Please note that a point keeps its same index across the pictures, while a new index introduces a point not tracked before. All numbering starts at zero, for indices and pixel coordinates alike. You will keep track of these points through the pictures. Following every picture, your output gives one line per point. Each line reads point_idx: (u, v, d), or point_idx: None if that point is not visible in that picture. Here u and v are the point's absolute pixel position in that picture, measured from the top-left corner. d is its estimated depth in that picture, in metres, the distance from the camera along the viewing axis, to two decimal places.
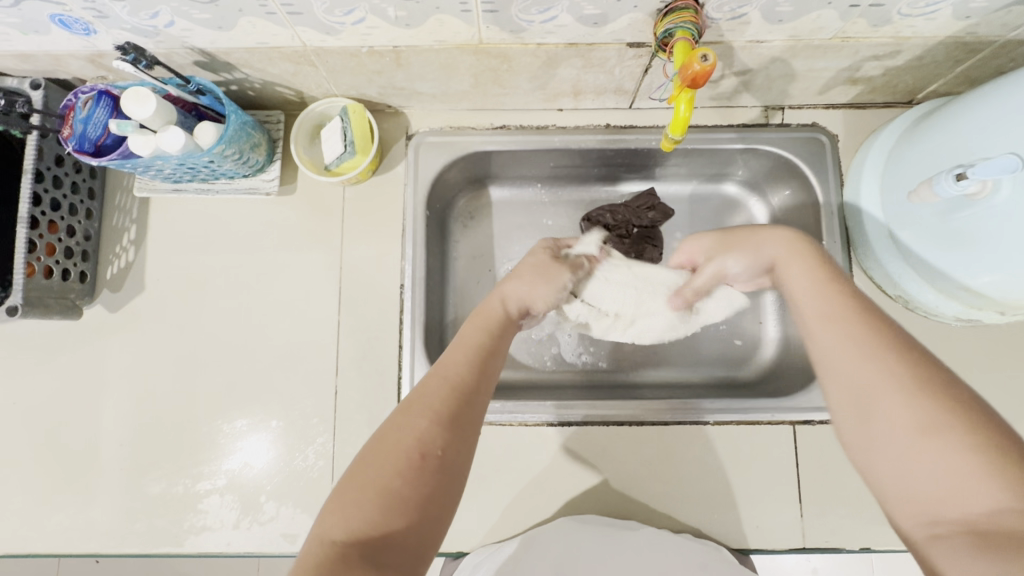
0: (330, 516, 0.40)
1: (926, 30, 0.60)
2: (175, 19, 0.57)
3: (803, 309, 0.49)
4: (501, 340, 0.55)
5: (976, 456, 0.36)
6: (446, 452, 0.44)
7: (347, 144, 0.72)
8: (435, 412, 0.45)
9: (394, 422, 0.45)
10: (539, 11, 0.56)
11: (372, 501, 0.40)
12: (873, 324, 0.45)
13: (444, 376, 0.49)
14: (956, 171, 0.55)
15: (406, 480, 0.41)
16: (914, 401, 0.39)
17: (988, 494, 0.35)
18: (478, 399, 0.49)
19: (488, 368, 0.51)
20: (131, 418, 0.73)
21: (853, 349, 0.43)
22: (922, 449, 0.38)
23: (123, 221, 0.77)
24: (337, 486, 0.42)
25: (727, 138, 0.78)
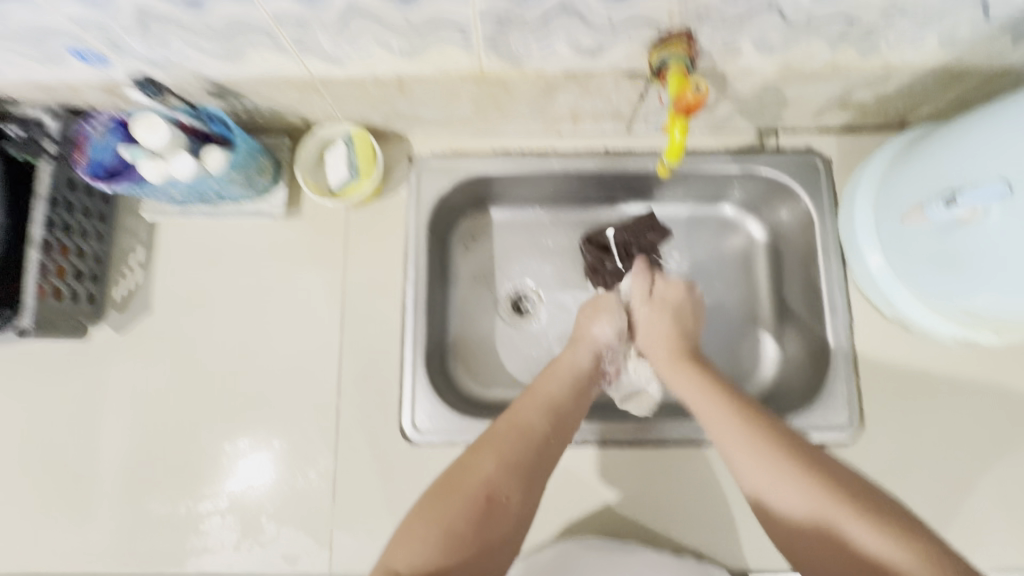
0: (400, 549, 0.50)
1: (914, 58, 0.62)
2: (187, 51, 0.59)
3: (703, 411, 0.64)
4: (571, 397, 0.66)
5: (862, 520, 0.50)
6: (509, 497, 0.55)
7: (352, 168, 0.76)
8: (504, 458, 0.57)
9: (467, 462, 0.57)
10: (538, 42, 0.58)
11: (434, 536, 0.51)
12: (761, 429, 0.59)
13: (517, 425, 0.60)
14: (946, 197, 0.56)
15: (469, 519, 0.52)
16: (798, 477, 0.55)
17: (879, 546, 0.48)
18: (548, 451, 0.60)
19: (560, 424, 0.63)
20: (135, 438, 0.74)
21: (746, 446, 0.58)
22: (836, 523, 0.51)
23: (132, 243, 0.79)
24: (405, 518, 0.53)
25: (723, 162, 0.80)
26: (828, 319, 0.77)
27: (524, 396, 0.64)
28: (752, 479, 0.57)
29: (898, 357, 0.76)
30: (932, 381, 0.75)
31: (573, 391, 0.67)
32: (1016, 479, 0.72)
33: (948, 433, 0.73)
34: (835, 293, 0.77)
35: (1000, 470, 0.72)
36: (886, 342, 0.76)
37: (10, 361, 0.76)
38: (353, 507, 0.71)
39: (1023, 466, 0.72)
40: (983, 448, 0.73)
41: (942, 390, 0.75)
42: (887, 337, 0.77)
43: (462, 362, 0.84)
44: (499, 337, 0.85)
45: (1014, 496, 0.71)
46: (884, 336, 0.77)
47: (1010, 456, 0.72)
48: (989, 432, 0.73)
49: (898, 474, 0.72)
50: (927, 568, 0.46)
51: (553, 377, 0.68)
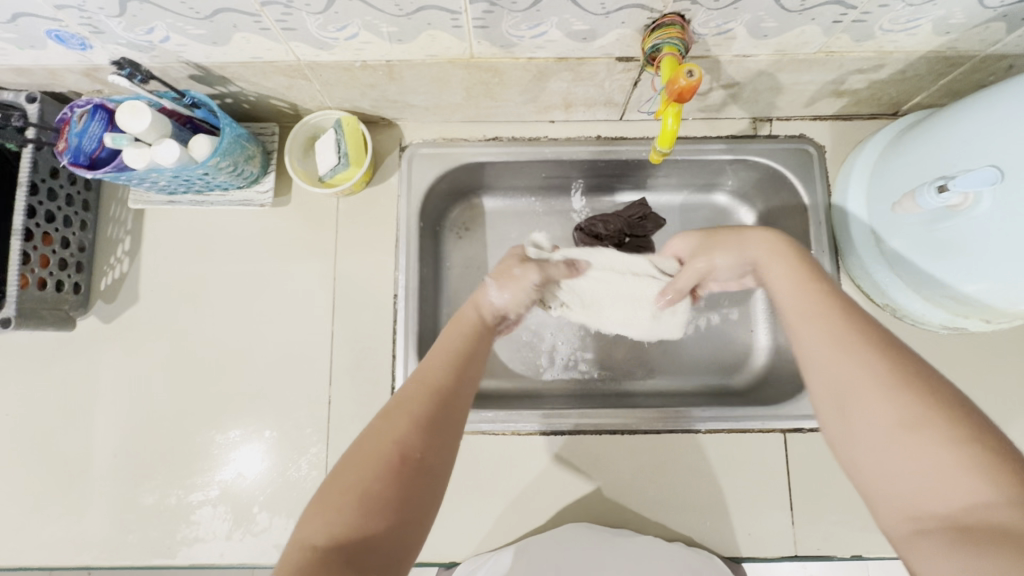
0: (313, 522, 0.40)
1: (908, 44, 0.62)
2: (170, 34, 0.57)
3: (788, 305, 0.50)
4: (478, 345, 0.55)
5: (964, 449, 0.36)
6: (426, 456, 0.44)
7: (341, 156, 0.73)
8: (414, 415, 0.45)
9: (372, 427, 0.45)
10: (528, 26, 0.57)
11: (350, 504, 0.40)
12: (856, 323, 0.45)
13: (421, 380, 0.49)
14: (938, 183, 0.56)
15: (385, 483, 0.41)
16: (902, 396, 0.39)
17: (966, 486, 0.35)
18: (460, 405, 0.49)
19: (469, 372, 0.51)
20: (124, 429, 0.73)
21: (834, 344, 0.44)
22: (907, 442, 0.38)
23: (118, 233, 0.77)
24: (316, 495, 0.42)
25: (716, 149, 0.80)
26: None
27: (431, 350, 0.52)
28: (837, 399, 0.42)
29: None
30: None
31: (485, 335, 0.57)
32: None
33: None
34: (828, 281, 0.77)
35: None
36: None
37: None
38: None
39: None
40: None
41: None
42: None
43: None
44: None
45: None
46: None
47: None
48: None
49: None
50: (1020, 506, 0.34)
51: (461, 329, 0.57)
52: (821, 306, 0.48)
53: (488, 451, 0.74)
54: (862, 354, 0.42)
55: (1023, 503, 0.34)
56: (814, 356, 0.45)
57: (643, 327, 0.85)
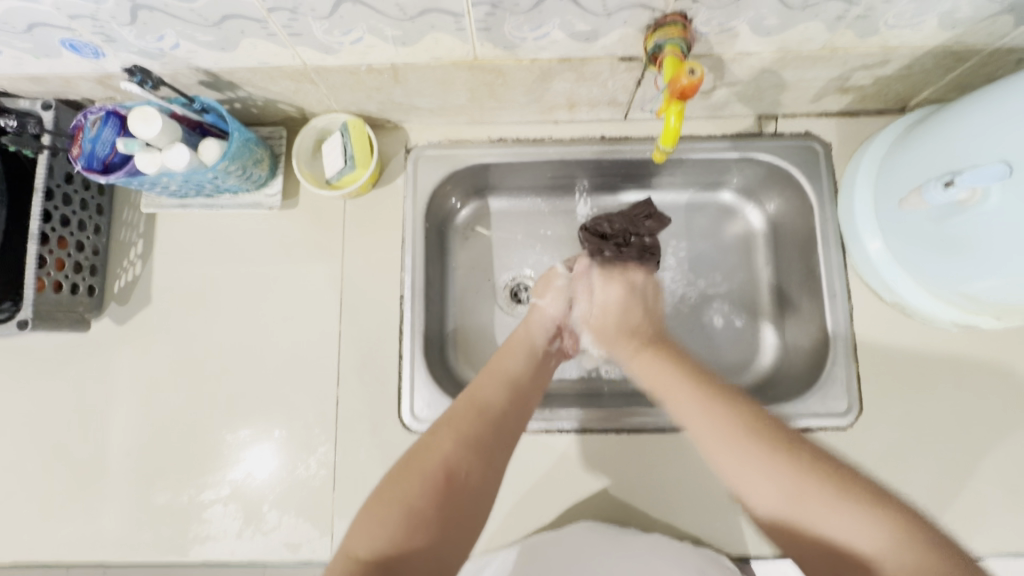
0: (360, 532, 0.47)
1: (914, 40, 0.61)
2: (180, 41, 0.59)
3: (677, 398, 0.62)
4: (529, 376, 0.66)
5: (852, 505, 0.47)
6: (469, 476, 0.52)
7: (348, 159, 0.74)
8: (465, 437, 0.54)
9: (423, 445, 0.53)
10: (531, 28, 0.57)
11: (398, 517, 0.47)
12: (729, 405, 0.58)
13: (474, 403, 0.58)
14: (945, 179, 0.56)
15: (428, 500, 0.49)
16: (776, 468, 0.51)
17: (869, 536, 0.45)
18: (505, 428, 0.58)
19: (514, 401, 0.61)
20: (137, 428, 0.75)
21: (718, 432, 0.56)
22: (806, 509, 0.49)
23: (130, 236, 0.79)
24: (368, 501, 0.50)
25: (720, 148, 0.80)
26: (826, 305, 0.76)
27: (481, 376, 0.63)
28: (731, 471, 0.54)
29: (897, 343, 0.76)
30: (932, 366, 0.75)
31: (530, 366, 0.68)
32: (1017, 461, 0.71)
33: (948, 418, 0.73)
34: (835, 279, 0.76)
35: (1000, 454, 0.72)
36: (885, 327, 0.76)
37: (13, 354, 0.76)
38: (353, 496, 0.72)
39: None
40: (984, 432, 0.72)
41: (942, 375, 0.74)
42: (887, 323, 0.76)
43: (461, 351, 0.84)
44: (498, 327, 0.85)
45: (1015, 481, 0.71)
46: (883, 321, 0.76)
47: (1011, 439, 0.72)
48: (990, 416, 0.73)
49: (897, 458, 0.72)
50: (908, 543, 0.44)
51: (515, 353, 0.68)
52: (705, 392, 0.60)
53: None
54: (734, 437, 0.55)
55: (905, 534, 0.45)
56: (714, 434, 0.56)
57: None
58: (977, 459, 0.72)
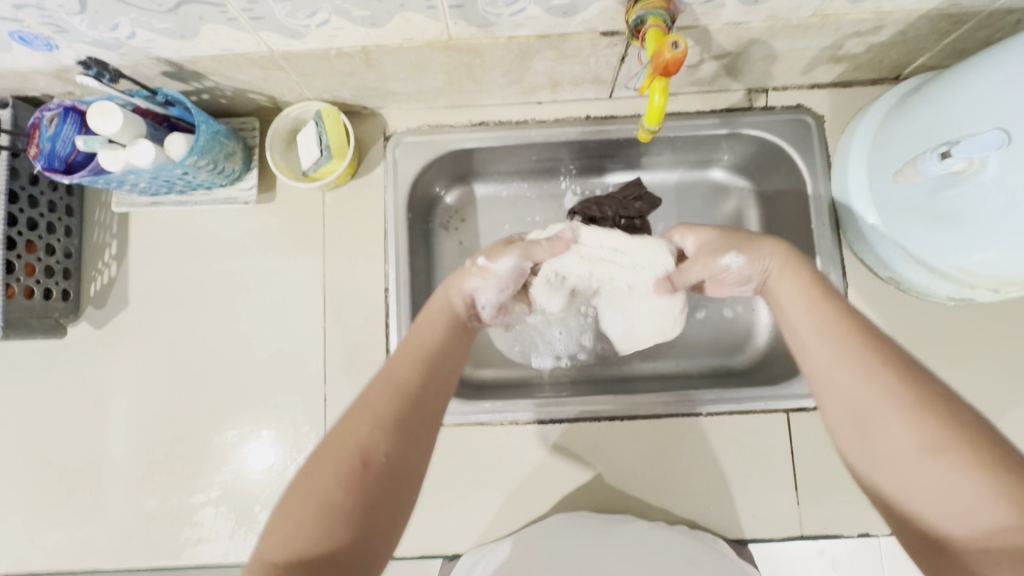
0: (271, 538, 0.40)
1: (908, 3, 0.59)
2: (135, 30, 0.55)
3: (800, 326, 0.51)
4: (452, 343, 0.57)
5: (991, 480, 0.36)
6: (390, 458, 0.44)
7: (323, 149, 0.71)
8: (381, 419, 0.46)
9: (335, 433, 0.45)
10: (505, 3, 0.54)
11: (314, 519, 0.40)
12: (870, 340, 0.46)
13: (389, 379, 0.49)
14: (941, 149, 0.54)
15: (348, 491, 0.41)
16: (971, 472, 0.37)
17: (984, 507, 0.36)
18: (422, 413, 0.49)
19: (439, 369, 0.52)
20: (125, 433, 0.73)
21: (849, 364, 0.45)
22: (933, 466, 0.39)
23: (104, 237, 0.76)
24: (284, 494, 0.42)
25: (710, 124, 0.77)
26: (822, 283, 0.75)
27: (395, 354, 0.53)
28: (824, 373, 0.47)
29: (894, 319, 0.74)
30: (929, 341, 0.73)
31: (449, 336, 0.58)
32: (1015, 432, 0.71)
33: None
34: (830, 256, 0.74)
35: (998, 427, 0.71)
36: (882, 304, 0.75)
37: None
38: None
39: (1023, 422, 0.71)
40: (982, 405, 0.72)
41: (938, 351, 0.73)
42: (883, 300, 0.75)
43: None
44: None
45: None
46: (879, 298, 0.75)
47: (1009, 412, 0.71)
48: (987, 391, 0.72)
49: None
50: None
51: (432, 324, 0.58)
52: (829, 325, 0.49)
53: (488, 442, 0.73)
54: (852, 379, 0.45)
55: None
56: (824, 350, 0.48)
57: None
58: None
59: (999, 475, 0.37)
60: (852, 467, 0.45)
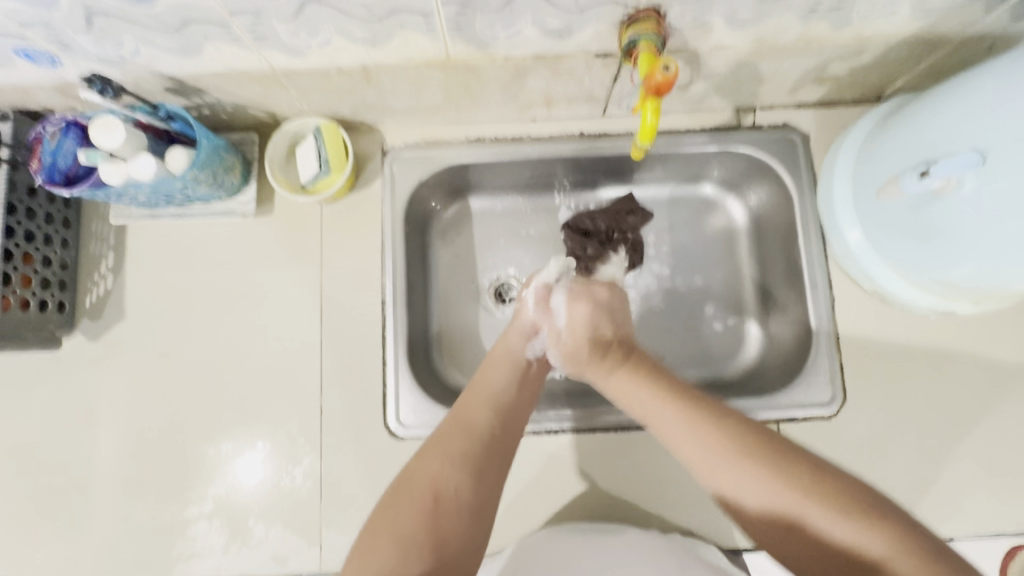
0: (356, 565, 0.48)
1: (887, 29, 0.61)
2: (140, 47, 0.57)
3: (667, 430, 0.59)
4: (516, 385, 0.64)
5: (854, 518, 0.48)
6: (457, 495, 0.53)
7: (322, 162, 0.72)
8: (451, 459, 0.55)
9: (410, 471, 0.54)
10: (503, 26, 0.56)
11: (395, 548, 0.48)
12: (694, 403, 0.59)
13: (458, 424, 0.58)
14: (920, 168, 0.56)
15: (421, 524, 0.50)
16: (788, 486, 0.51)
17: (853, 532, 0.47)
18: (484, 454, 0.56)
19: (503, 415, 0.60)
20: (118, 446, 0.73)
21: (693, 435, 0.56)
22: (796, 511, 0.50)
23: (100, 249, 0.76)
24: (371, 517, 0.52)
25: (700, 142, 0.80)
26: (809, 295, 0.77)
27: (463, 397, 0.61)
28: (685, 444, 0.57)
29: (879, 331, 0.76)
30: (913, 352, 0.75)
31: (513, 381, 0.64)
32: (998, 441, 0.72)
33: (931, 403, 0.74)
34: (815, 270, 0.77)
35: (981, 437, 0.73)
36: (867, 316, 0.77)
37: None
38: (339, 506, 0.71)
39: (1005, 432, 0.73)
40: (966, 415, 0.73)
41: (922, 362, 0.75)
42: (868, 312, 0.77)
43: (446, 353, 0.83)
44: (483, 328, 0.85)
45: (994, 463, 0.72)
46: (864, 310, 0.77)
47: (992, 422, 0.73)
48: (970, 402, 0.74)
49: (880, 446, 0.73)
50: (878, 530, 0.47)
51: (496, 367, 0.65)
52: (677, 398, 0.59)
53: None
54: (691, 420, 0.57)
55: (881, 526, 0.47)
56: (692, 424, 0.57)
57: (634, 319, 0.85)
58: (957, 444, 0.73)
59: (866, 507, 0.48)
60: (747, 514, 0.53)
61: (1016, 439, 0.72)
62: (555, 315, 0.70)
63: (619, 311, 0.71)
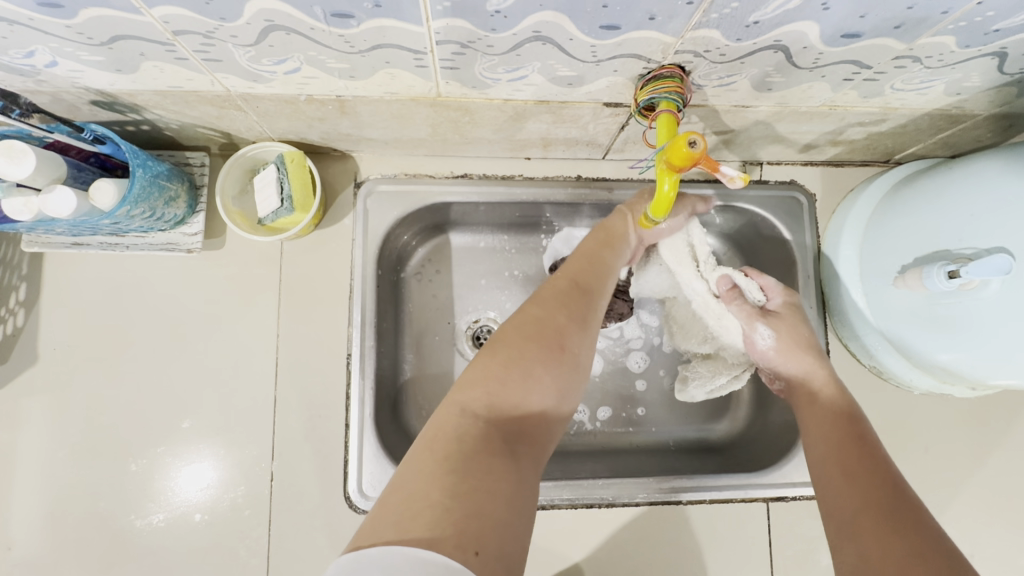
0: (472, 391, 0.46)
1: (916, 103, 0.57)
2: (57, 59, 0.46)
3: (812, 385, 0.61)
4: (617, 256, 0.63)
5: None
6: (574, 349, 0.52)
7: (284, 200, 0.62)
8: (569, 312, 0.54)
9: (531, 315, 0.53)
10: (506, 70, 0.49)
11: (515, 382, 0.47)
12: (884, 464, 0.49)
13: (572, 280, 0.58)
14: (947, 267, 0.53)
15: (543, 365, 0.49)
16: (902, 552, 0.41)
17: None
18: (594, 299, 0.57)
19: (608, 281, 0.60)
20: (24, 515, 0.62)
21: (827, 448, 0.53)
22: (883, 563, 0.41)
23: (10, 278, 0.65)
24: (488, 342, 0.51)
25: (704, 194, 0.74)
26: None
27: (576, 256, 0.61)
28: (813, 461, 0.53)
29: (874, 406, 0.73)
30: (906, 430, 0.73)
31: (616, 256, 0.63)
32: (985, 529, 0.70)
33: (922, 484, 0.71)
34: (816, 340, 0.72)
35: (969, 521, 0.71)
36: (862, 390, 0.74)
37: None
38: None
39: (993, 518, 0.71)
40: (958, 500, 0.71)
41: (915, 441, 0.73)
42: (864, 386, 0.74)
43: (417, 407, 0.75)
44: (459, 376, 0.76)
45: (980, 548, 0.70)
46: (860, 384, 0.74)
47: (979, 506, 0.71)
48: (960, 485, 0.72)
49: None
50: None
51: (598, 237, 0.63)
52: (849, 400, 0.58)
53: None
54: (829, 432, 0.55)
55: None
56: (822, 437, 0.55)
57: (623, 372, 0.79)
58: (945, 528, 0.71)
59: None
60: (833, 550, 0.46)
61: (1003, 527, 0.71)
62: (758, 330, 0.66)
63: (794, 323, 0.65)
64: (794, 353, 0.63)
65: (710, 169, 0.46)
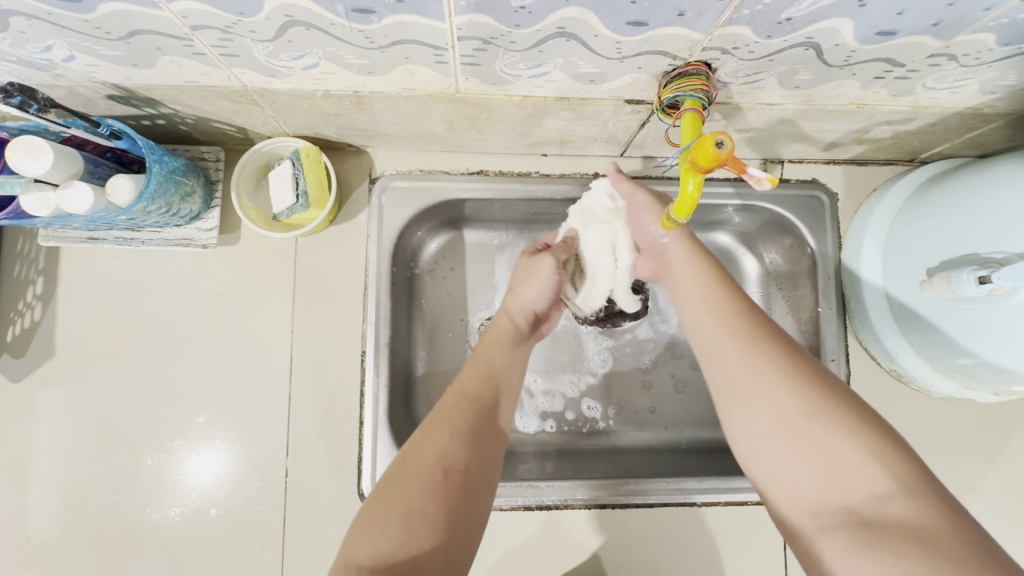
0: (359, 541, 0.40)
1: (947, 101, 0.55)
2: (74, 53, 0.45)
3: (695, 301, 0.57)
4: (513, 358, 0.58)
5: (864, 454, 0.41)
6: (470, 471, 0.46)
7: (299, 195, 0.62)
8: (457, 429, 0.48)
9: (414, 443, 0.47)
10: (527, 67, 0.48)
11: (400, 519, 0.41)
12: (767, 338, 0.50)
13: (461, 392, 0.52)
14: (978, 272, 0.52)
15: (431, 498, 0.43)
16: (824, 424, 0.43)
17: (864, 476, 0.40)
18: (489, 415, 0.51)
19: (503, 387, 0.55)
20: (41, 506, 0.63)
21: (759, 375, 0.48)
22: (820, 444, 0.43)
23: (27, 272, 0.65)
24: (370, 499, 0.44)
25: (723, 192, 0.72)
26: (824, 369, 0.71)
27: (467, 366, 0.55)
28: (738, 390, 0.49)
29: (893, 409, 0.72)
30: (925, 434, 0.72)
31: (509, 353, 0.58)
32: (1004, 535, 0.69)
33: None
34: (835, 343, 0.71)
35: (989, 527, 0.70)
36: (881, 394, 0.72)
37: None
38: None
39: (1012, 524, 0.70)
40: (978, 506, 0.70)
41: (934, 446, 0.71)
42: (883, 389, 0.73)
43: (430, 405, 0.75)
44: None
45: None
46: (879, 387, 0.73)
47: (999, 513, 0.70)
48: (979, 490, 0.70)
49: None
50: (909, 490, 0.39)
51: (491, 346, 0.58)
52: (722, 303, 0.54)
53: None
54: (735, 344, 0.51)
55: (919, 493, 0.39)
56: (707, 316, 0.54)
57: (638, 372, 0.78)
58: None
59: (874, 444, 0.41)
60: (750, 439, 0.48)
61: (1022, 533, 0.70)
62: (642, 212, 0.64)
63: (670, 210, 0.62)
64: (658, 217, 0.62)
65: (737, 171, 0.44)
